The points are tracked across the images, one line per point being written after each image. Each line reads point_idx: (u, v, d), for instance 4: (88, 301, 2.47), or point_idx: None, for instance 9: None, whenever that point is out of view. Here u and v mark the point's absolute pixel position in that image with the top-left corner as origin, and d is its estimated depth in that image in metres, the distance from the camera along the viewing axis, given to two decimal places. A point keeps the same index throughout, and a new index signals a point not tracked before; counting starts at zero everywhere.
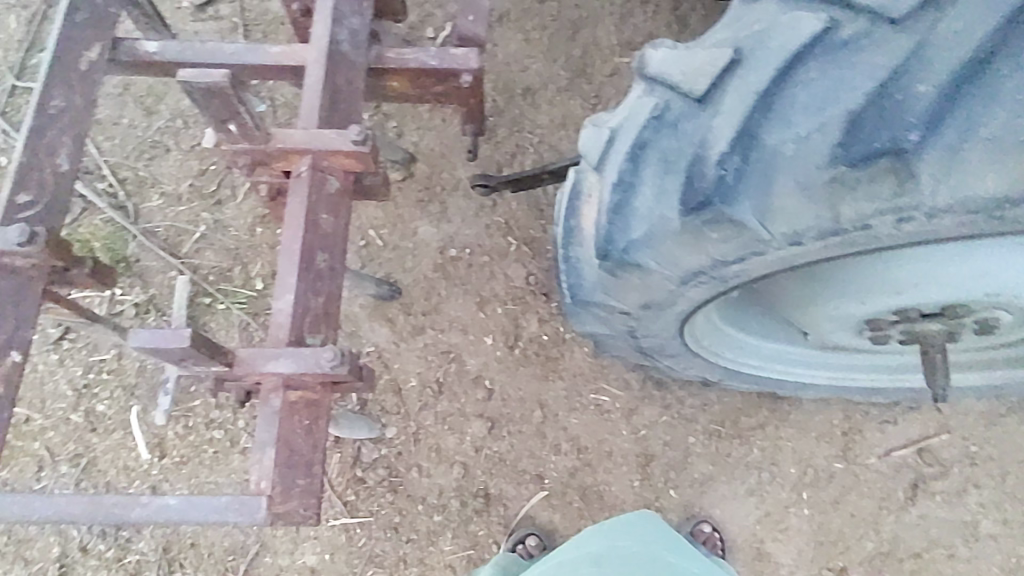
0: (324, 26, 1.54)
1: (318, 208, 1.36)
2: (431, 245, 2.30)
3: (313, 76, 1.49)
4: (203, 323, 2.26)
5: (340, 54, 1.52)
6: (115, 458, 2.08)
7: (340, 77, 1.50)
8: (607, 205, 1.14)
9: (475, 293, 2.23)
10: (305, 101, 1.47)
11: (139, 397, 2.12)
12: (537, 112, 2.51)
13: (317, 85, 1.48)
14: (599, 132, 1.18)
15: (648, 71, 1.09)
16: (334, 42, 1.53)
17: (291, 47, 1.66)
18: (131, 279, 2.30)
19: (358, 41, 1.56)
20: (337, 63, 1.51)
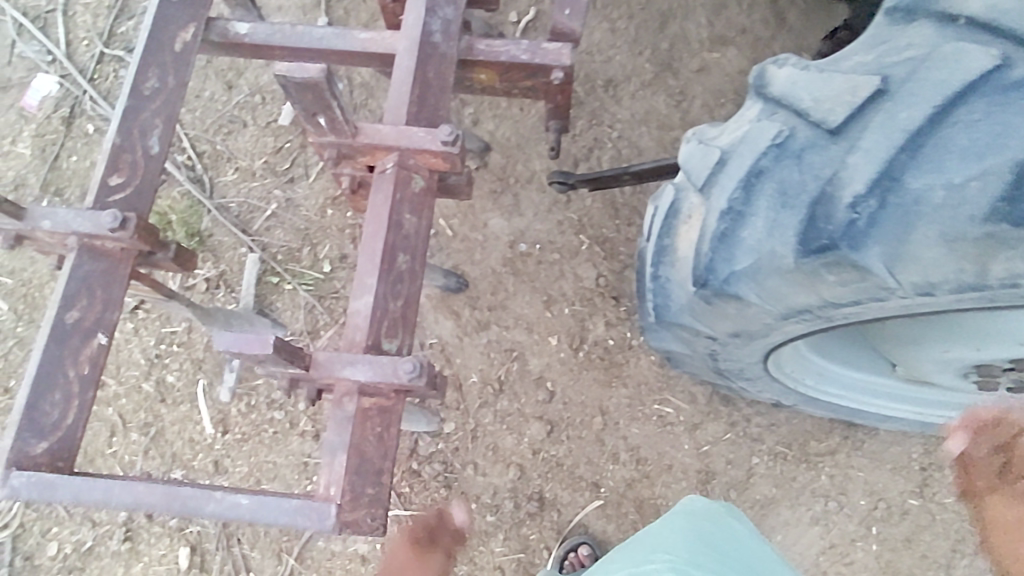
0: (417, 15, 1.50)
1: (402, 207, 1.34)
2: (501, 238, 2.31)
3: (403, 68, 1.47)
4: (269, 301, 2.29)
5: (431, 45, 1.49)
6: (183, 430, 2.17)
7: (430, 70, 1.47)
8: (713, 231, 1.12)
9: (543, 291, 2.24)
10: (393, 94, 1.45)
11: (205, 373, 2.22)
12: (617, 107, 2.45)
13: (406, 78, 1.45)
14: (708, 151, 1.16)
15: (774, 92, 1.07)
16: (427, 32, 1.49)
17: (380, 34, 1.63)
18: (203, 255, 2.35)
19: (450, 31, 1.51)
20: (428, 54, 1.48)
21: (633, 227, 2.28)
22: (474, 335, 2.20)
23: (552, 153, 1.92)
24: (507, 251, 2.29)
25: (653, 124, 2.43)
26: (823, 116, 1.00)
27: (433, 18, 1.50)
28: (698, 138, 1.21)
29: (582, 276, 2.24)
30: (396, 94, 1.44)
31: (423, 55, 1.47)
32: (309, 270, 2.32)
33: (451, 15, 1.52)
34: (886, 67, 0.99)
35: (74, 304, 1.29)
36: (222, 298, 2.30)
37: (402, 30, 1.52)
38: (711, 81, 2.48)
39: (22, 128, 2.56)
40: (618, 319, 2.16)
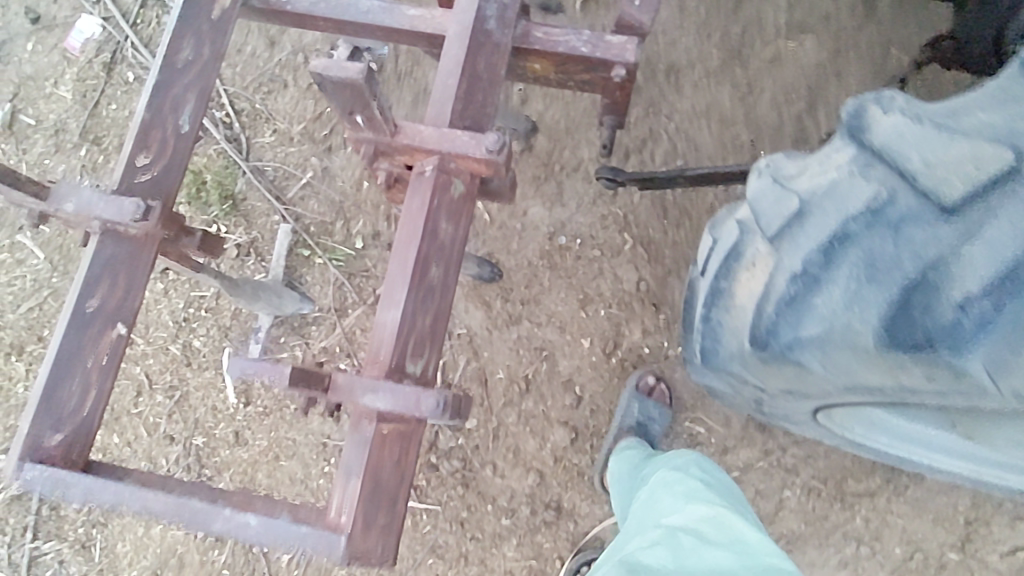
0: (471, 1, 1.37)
1: (439, 213, 1.24)
2: (540, 228, 2.20)
3: (451, 58, 1.34)
4: (299, 274, 2.24)
5: (485, 33, 1.36)
6: (206, 397, 2.16)
7: (481, 61, 1.34)
8: (782, 293, 1.01)
9: (580, 288, 2.13)
10: (438, 87, 1.33)
11: (232, 341, 2.20)
12: (678, 95, 2.28)
13: (453, 69, 1.33)
14: (784, 196, 1.04)
15: (874, 144, 0.96)
16: (480, 18, 1.36)
17: (430, 12, 1.49)
18: (236, 220, 2.30)
19: (505, 17, 1.37)
20: (480, 43, 1.35)
21: (681, 230, 2.16)
22: (505, 330, 2.12)
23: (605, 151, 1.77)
24: (546, 243, 2.18)
25: (714, 118, 2.26)
26: (931, 188, 0.91)
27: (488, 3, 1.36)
28: (773, 174, 1.09)
29: (622, 278, 2.13)
30: (440, 86, 1.33)
31: (474, 44, 1.34)
32: (342, 245, 2.26)
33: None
34: (1009, 139, 0.91)
35: (96, 290, 1.24)
36: (252, 266, 2.26)
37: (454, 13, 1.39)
38: (782, 73, 2.28)
39: (64, 71, 2.50)
40: (654, 328, 2.08)
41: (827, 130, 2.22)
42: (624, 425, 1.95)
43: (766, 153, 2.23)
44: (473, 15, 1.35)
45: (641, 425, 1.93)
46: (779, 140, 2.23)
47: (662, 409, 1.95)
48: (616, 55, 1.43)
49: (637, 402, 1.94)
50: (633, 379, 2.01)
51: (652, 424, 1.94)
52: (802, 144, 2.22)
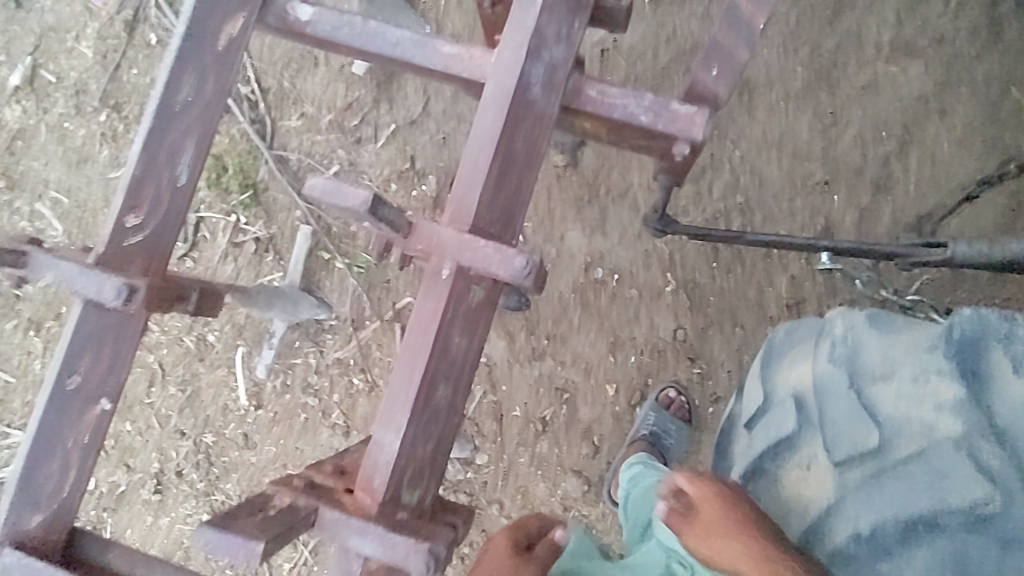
0: (516, 56, 1.13)
1: (454, 324, 1.09)
2: (577, 258, 2.03)
3: (484, 128, 1.12)
4: (317, 278, 2.12)
5: (527, 101, 1.13)
6: (217, 396, 2.12)
7: (520, 137, 1.13)
8: (840, 542, 1.05)
9: (611, 331, 1.98)
10: (466, 163, 1.12)
11: (245, 341, 2.12)
12: (749, 118, 2.00)
13: (487, 144, 1.11)
14: (865, 428, 1.08)
15: (995, 413, 0.98)
16: (523, 81, 1.13)
17: (468, 52, 1.27)
18: (256, 212, 2.16)
19: (553, 81, 1.15)
20: (520, 113, 1.13)
21: (731, 276, 1.96)
22: (526, 366, 2.00)
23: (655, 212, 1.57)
24: (580, 276, 2.02)
25: (787, 150, 1.99)
26: (963, 498, 0.95)
27: (535, 62, 1.13)
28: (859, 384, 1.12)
29: (658, 325, 1.97)
30: (468, 162, 1.11)
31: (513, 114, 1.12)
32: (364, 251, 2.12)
33: (558, 60, 1.15)
34: None
35: (78, 365, 1.15)
36: (270, 264, 2.15)
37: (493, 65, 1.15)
38: (875, 104, 1.98)
39: (86, 24, 2.29)
40: (685, 383, 1.95)
41: (916, 179, 1.95)
42: (638, 433, 1.89)
43: (842, 197, 1.96)
44: (516, 77, 1.12)
45: (654, 436, 1.87)
46: (857, 184, 1.96)
47: (679, 423, 1.88)
48: (680, 131, 1.21)
49: (655, 414, 1.87)
50: (654, 392, 1.94)
51: (669, 437, 1.88)
52: (884, 191, 1.95)
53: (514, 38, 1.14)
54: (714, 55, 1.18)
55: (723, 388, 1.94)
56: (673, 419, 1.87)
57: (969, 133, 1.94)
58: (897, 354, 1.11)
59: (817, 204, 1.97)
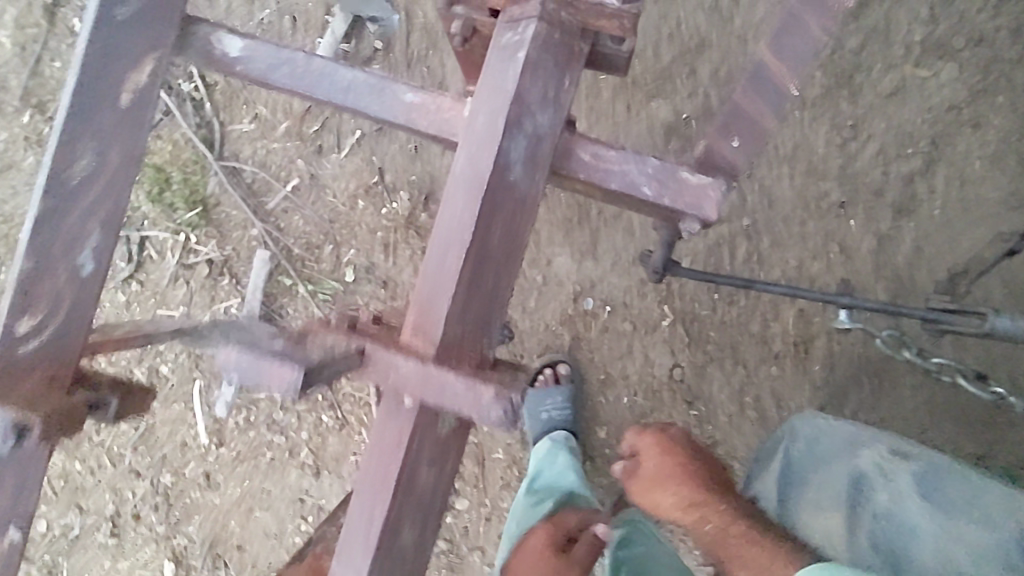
0: (493, 129, 0.91)
1: (421, 458, 0.91)
2: (565, 286, 1.84)
3: (453, 220, 0.91)
4: (278, 306, 1.92)
5: (506, 185, 0.92)
6: (174, 432, 1.95)
7: (496, 227, 0.92)
8: None
9: (601, 367, 1.83)
10: (431, 264, 0.91)
11: (201, 374, 1.93)
12: None
13: (456, 242, 0.91)
14: None
15: None
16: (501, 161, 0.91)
17: (436, 102, 1.04)
18: (207, 231, 1.92)
19: (537, 158, 0.94)
20: (498, 201, 0.91)
21: (733, 308, 1.79)
22: None
23: (654, 271, 1.39)
24: (569, 306, 1.84)
25: (800, 167, 1.78)
26: None
27: (515, 136, 0.91)
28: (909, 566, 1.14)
29: (652, 362, 1.81)
30: (433, 264, 0.91)
31: (489, 203, 0.91)
32: (331, 276, 1.91)
33: (544, 130, 0.93)
34: None
35: None
36: (226, 288, 1.93)
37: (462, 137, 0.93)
38: (902, 113, 1.75)
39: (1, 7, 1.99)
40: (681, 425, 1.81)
41: (941, 202, 1.75)
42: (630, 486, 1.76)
43: (858, 222, 1.77)
44: (493, 157, 0.91)
45: None
46: (876, 207, 1.77)
47: None
48: (688, 208, 1.01)
49: None
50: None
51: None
52: (905, 215, 1.76)
53: (489, 104, 0.92)
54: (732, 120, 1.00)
55: (721, 430, 1.80)
56: None
57: (1004, 150, 1.73)
58: (955, 558, 1.11)
59: (831, 228, 1.78)
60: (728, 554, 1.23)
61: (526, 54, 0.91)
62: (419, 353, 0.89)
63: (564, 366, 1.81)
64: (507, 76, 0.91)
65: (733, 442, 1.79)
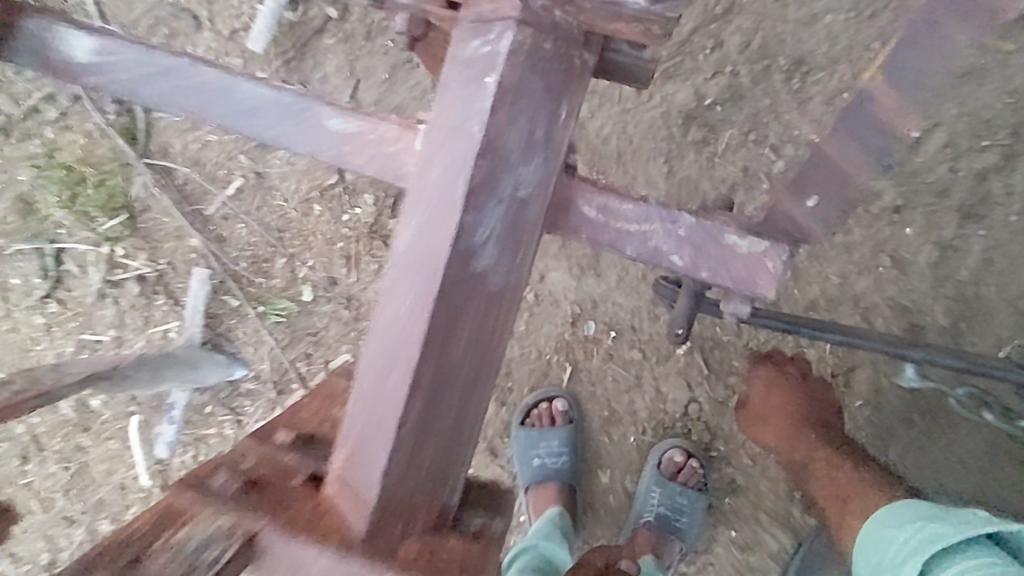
0: (448, 191, 0.60)
1: None
2: (562, 307, 1.55)
3: (393, 329, 0.62)
4: (225, 329, 1.62)
5: (471, 276, 0.61)
6: (111, 473, 1.69)
7: (464, 337, 0.62)
8: None
9: (605, 402, 1.56)
10: (365, 389, 0.63)
11: (139, 408, 1.66)
12: (799, 116, 1.44)
13: (401, 359, 0.61)
14: None
15: None
16: (462, 241, 0.60)
17: (376, 135, 0.72)
18: (134, 241, 1.61)
19: (518, 231, 0.63)
20: (458, 301, 0.61)
21: (763, 333, 1.50)
22: (498, 445, 1.59)
23: (676, 339, 1.07)
24: (566, 331, 1.55)
25: None
26: None
27: (483, 203, 0.60)
28: None
29: (665, 396, 1.53)
30: (368, 389, 0.63)
31: (446, 304, 0.60)
32: (284, 294, 1.61)
33: (527, 191, 0.62)
34: None
35: None
36: (162, 309, 1.63)
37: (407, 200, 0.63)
38: (976, 94, 1.39)
39: None
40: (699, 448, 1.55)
41: (1020, 204, 1.42)
42: (641, 511, 1.54)
43: (916, 229, 1.46)
44: (449, 236, 0.60)
45: (662, 517, 1.52)
46: (938, 211, 1.44)
47: (690, 493, 1.51)
48: (733, 285, 0.72)
49: (660, 490, 1.50)
50: (656, 455, 1.52)
51: (679, 516, 1.52)
52: (976, 221, 1.43)
53: (444, 151, 0.61)
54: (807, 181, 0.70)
55: (744, 473, 1.54)
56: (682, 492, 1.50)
57: None
58: None
59: (881, 237, 1.47)
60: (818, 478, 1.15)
61: (498, 77, 0.59)
62: (345, 525, 0.62)
63: (562, 401, 1.54)
64: (470, 110, 0.60)
65: (759, 489, 1.53)
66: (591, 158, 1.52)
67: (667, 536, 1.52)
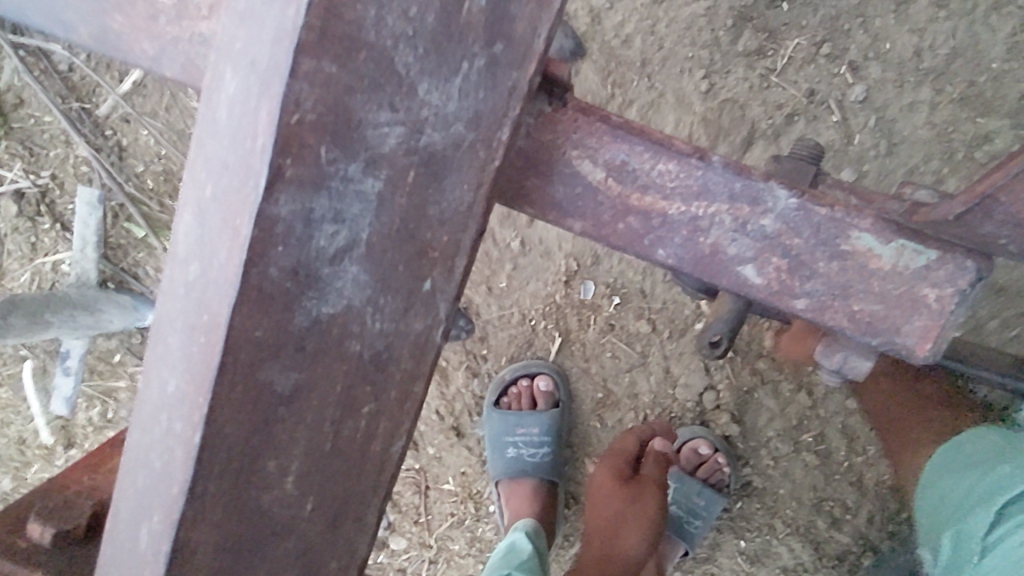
0: (241, 174, 0.33)
1: None
2: (553, 260, 1.20)
3: (160, 410, 0.36)
4: (132, 263, 1.30)
5: (299, 335, 0.35)
6: (7, 424, 1.39)
7: (318, 424, 0.37)
8: None
9: (599, 381, 1.24)
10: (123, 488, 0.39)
11: (33, 353, 1.36)
12: (895, 22, 1.03)
13: (167, 474, 0.37)
14: None
15: None
16: (271, 270, 0.34)
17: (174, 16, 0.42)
18: (8, 145, 1.25)
19: (415, 235, 0.35)
20: (269, 388, 0.36)
21: None
22: (466, 422, 1.29)
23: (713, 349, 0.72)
24: (556, 292, 1.21)
25: (953, 91, 1.03)
26: None
27: (326, 184, 0.34)
28: None
29: (675, 379, 1.22)
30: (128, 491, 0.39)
31: (247, 398, 0.36)
32: None
33: (438, 147, 0.34)
34: None
35: None
36: (49, 235, 1.28)
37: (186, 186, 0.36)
38: None
39: None
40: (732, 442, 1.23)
41: None
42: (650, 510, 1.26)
43: None
44: (236, 259, 0.33)
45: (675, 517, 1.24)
46: None
47: (709, 494, 1.22)
48: (849, 331, 0.39)
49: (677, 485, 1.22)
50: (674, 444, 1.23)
51: (692, 518, 1.23)
52: None
53: (240, 97, 0.33)
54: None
55: (765, 476, 1.23)
56: (702, 490, 1.22)
57: None
58: None
59: None
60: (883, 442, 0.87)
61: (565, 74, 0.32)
62: None
63: (546, 379, 1.23)
64: (273, 8, 0.32)
65: (779, 495, 1.23)
66: (605, 64, 1.11)
67: (675, 537, 1.23)
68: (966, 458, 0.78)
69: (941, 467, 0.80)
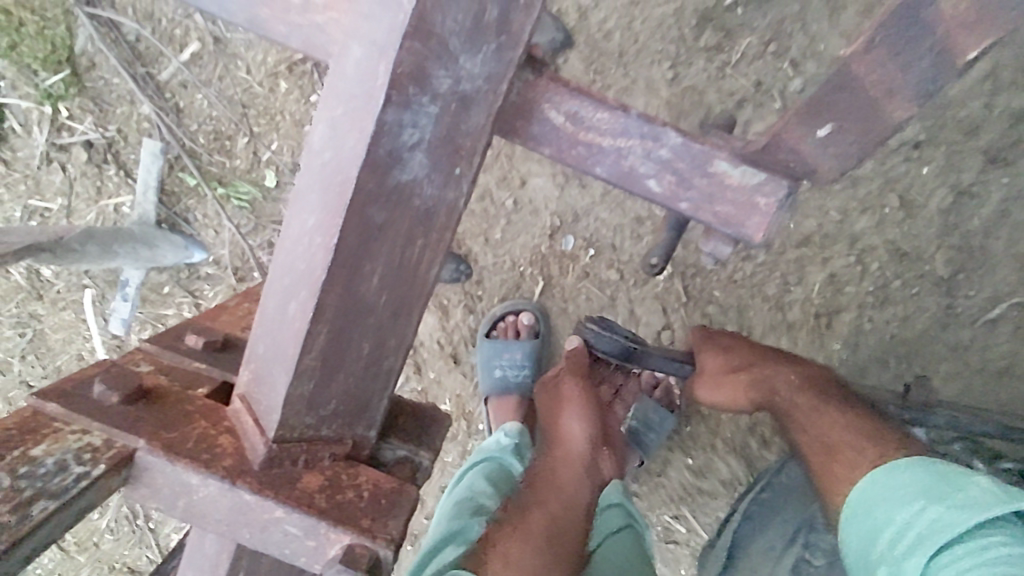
0: (369, 99, 0.50)
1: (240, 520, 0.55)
2: (540, 216, 1.44)
3: (303, 236, 0.54)
4: (183, 208, 1.53)
5: (388, 190, 0.52)
6: (68, 342, 1.63)
7: (390, 260, 0.54)
8: None
9: (576, 320, 1.48)
10: (270, 315, 0.57)
11: (94, 282, 1.59)
12: (827, 29, 1.26)
13: (304, 279, 0.54)
14: None
15: None
16: (379, 150, 0.50)
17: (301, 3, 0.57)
18: (82, 102, 1.47)
19: None
20: (372, 220, 0.52)
21: (748, 261, 1.40)
22: (462, 351, 1.53)
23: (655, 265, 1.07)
24: (543, 243, 1.45)
25: None
26: None
27: (410, 106, 0.50)
28: None
29: (637, 320, 1.46)
30: (274, 316, 0.57)
31: (356, 228, 0.52)
32: (248, 177, 1.50)
33: (470, 92, 0.51)
34: None
35: None
36: (114, 180, 1.51)
37: (324, 108, 0.53)
38: None
39: None
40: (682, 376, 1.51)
41: None
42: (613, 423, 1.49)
43: (934, 167, 1.30)
44: (362, 145, 0.50)
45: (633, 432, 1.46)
46: (963, 151, 1.28)
47: (662, 413, 1.45)
48: (715, 223, 0.62)
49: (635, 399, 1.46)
50: None
51: (648, 432, 1.45)
52: (1000, 166, 1.27)
53: (368, 59, 0.50)
54: (823, 104, 0.60)
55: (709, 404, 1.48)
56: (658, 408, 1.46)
57: None
58: None
59: (894, 173, 1.31)
60: (825, 458, 0.97)
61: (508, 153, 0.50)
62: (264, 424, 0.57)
63: (528, 315, 1.47)
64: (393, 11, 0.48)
65: (721, 421, 1.48)
66: (589, 54, 1.34)
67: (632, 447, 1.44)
68: (905, 485, 0.81)
69: (892, 487, 0.82)
